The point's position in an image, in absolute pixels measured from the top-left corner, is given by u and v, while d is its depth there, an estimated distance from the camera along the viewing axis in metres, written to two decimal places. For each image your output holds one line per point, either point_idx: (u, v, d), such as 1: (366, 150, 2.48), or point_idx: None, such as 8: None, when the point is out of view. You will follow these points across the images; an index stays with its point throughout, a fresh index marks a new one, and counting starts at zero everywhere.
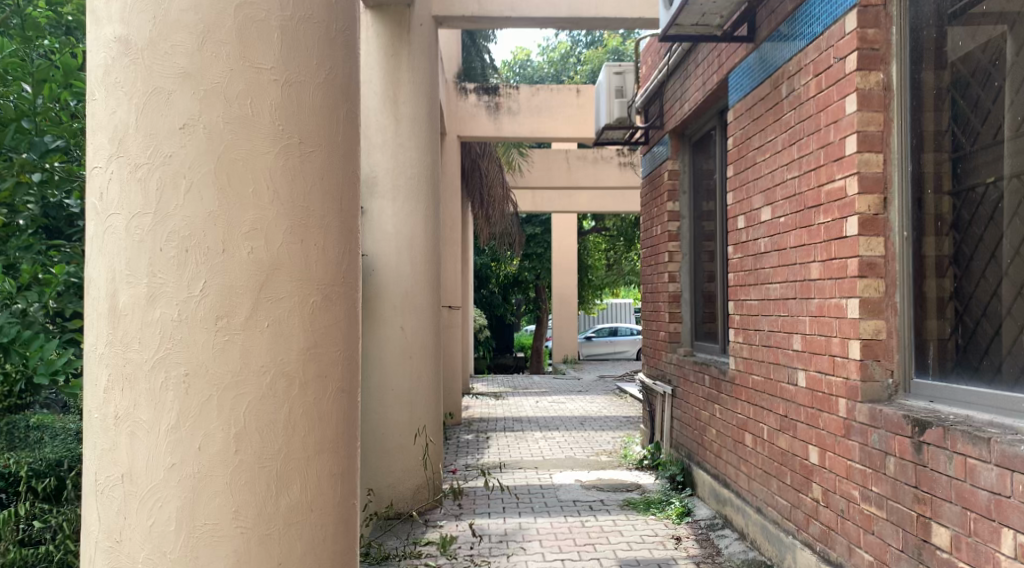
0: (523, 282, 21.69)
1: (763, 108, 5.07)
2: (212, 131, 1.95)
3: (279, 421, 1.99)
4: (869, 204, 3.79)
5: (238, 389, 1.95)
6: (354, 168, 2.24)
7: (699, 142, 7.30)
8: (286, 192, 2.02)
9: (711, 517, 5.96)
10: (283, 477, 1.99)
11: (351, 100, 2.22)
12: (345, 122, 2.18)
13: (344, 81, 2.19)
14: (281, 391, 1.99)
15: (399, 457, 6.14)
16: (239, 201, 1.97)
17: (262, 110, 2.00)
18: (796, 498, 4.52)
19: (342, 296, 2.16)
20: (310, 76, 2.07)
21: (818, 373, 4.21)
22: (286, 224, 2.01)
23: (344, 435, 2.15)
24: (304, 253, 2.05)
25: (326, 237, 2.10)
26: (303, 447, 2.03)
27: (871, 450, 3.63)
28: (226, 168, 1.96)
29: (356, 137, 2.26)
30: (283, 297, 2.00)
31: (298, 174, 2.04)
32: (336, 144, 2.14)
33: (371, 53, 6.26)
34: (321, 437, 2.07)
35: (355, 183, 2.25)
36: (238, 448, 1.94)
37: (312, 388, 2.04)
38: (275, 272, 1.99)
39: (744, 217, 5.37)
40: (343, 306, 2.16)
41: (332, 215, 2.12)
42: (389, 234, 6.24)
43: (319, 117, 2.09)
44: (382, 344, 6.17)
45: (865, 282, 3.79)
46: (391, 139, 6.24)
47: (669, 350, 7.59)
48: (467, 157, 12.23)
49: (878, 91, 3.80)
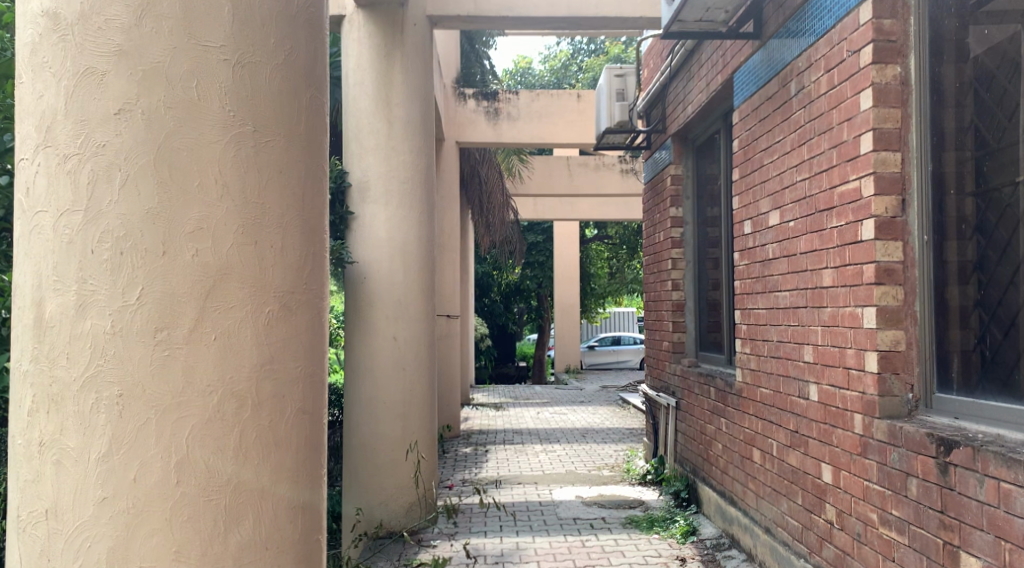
0: (525, 291, 21.45)
1: (770, 108, 4.83)
2: (151, 117, 1.71)
3: (229, 447, 1.75)
4: (885, 206, 3.55)
5: (180, 412, 1.70)
6: (320, 159, 2.01)
7: (703, 145, 7.07)
8: (238, 188, 1.78)
9: (717, 537, 5.70)
10: (233, 513, 1.76)
11: (317, 85, 1.99)
12: (309, 110, 1.95)
13: (307, 63, 1.95)
14: (230, 414, 1.75)
15: (391, 473, 5.90)
16: (182, 197, 1.72)
17: (210, 94, 1.76)
18: (808, 519, 4.27)
19: (305, 303, 1.92)
20: (266, 58, 1.84)
21: (831, 386, 3.97)
22: (236, 224, 1.78)
23: (306, 461, 1.92)
24: (258, 256, 1.81)
25: (284, 239, 1.86)
26: (257, 478, 1.79)
27: (890, 471, 3.38)
28: (166, 160, 1.72)
29: (322, 124, 2.02)
30: (233, 306, 1.77)
31: (253, 168, 1.81)
32: (299, 133, 1.91)
33: (363, 53, 6.03)
34: (278, 466, 1.83)
35: (320, 179, 2.01)
36: (179, 479, 1.70)
37: (266, 410, 1.81)
38: (223, 278, 1.76)
39: (751, 223, 5.13)
40: (306, 316, 1.93)
41: (293, 214, 1.89)
42: (382, 240, 6.01)
43: (277, 103, 1.86)
44: (373, 355, 5.93)
45: (882, 290, 3.54)
46: (384, 142, 6.01)
47: (673, 361, 7.34)
48: (466, 164, 12.01)
49: (895, 86, 3.55)
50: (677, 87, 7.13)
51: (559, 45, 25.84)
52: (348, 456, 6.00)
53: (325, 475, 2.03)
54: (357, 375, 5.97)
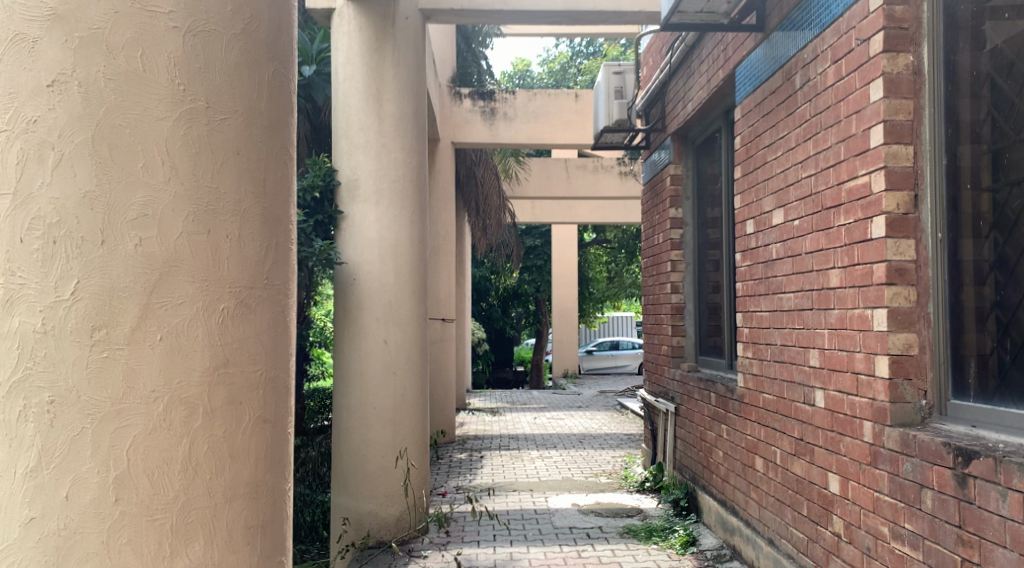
0: (523, 295, 21.26)
1: (773, 102, 4.65)
2: (89, 90, 1.52)
3: (177, 460, 1.57)
4: (897, 202, 3.36)
5: (121, 420, 1.52)
6: (282, 139, 1.83)
7: (703, 144, 6.90)
8: (189, 169, 1.60)
9: (718, 548, 5.51)
10: (182, 536, 1.58)
11: (277, 58, 1.81)
12: (271, 88, 1.79)
13: (265, 34, 1.77)
14: (179, 422, 1.57)
15: (381, 482, 5.71)
16: (124, 179, 1.54)
17: (158, 63, 1.58)
18: (814, 531, 4.08)
19: (264, 300, 1.74)
20: (222, 27, 1.67)
21: (838, 392, 3.79)
22: (187, 211, 1.60)
23: (266, 475, 1.74)
24: (211, 247, 1.63)
25: (241, 227, 1.69)
26: (210, 494, 1.62)
27: (903, 482, 3.19)
28: (106, 138, 1.53)
29: (284, 102, 1.84)
30: (181, 302, 1.58)
31: (205, 148, 1.63)
32: (256, 109, 1.73)
33: (353, 47, 5.85)
34: (233, 481, 1.66)
35: (284, 164, 1.84)
36: (119, 495, 1.51)
37: (220, 418, 1.63)
38: (171, 270, 1.57)
39: (754, 222, 4.95)
40: (266, 313, 1.75)
41: (251, 201, 1.71)
42: (372, 240, 5.83)
43: (234, 79, 1.69)
44: (363, 359, 5.75)
45: (894, 291, 3.35)
46: (374, 138, 5.83)
47: (672, 365, 7.16)
48: (463, 165, 11.81)
49: (907, 76, 3.37)
50: (676, 85, 6.96)
51: (558, 47, 25.66)
52: (338, 464, 5.81)
53: (289, 492, 1.86)
54: (346, 380, 5.79)
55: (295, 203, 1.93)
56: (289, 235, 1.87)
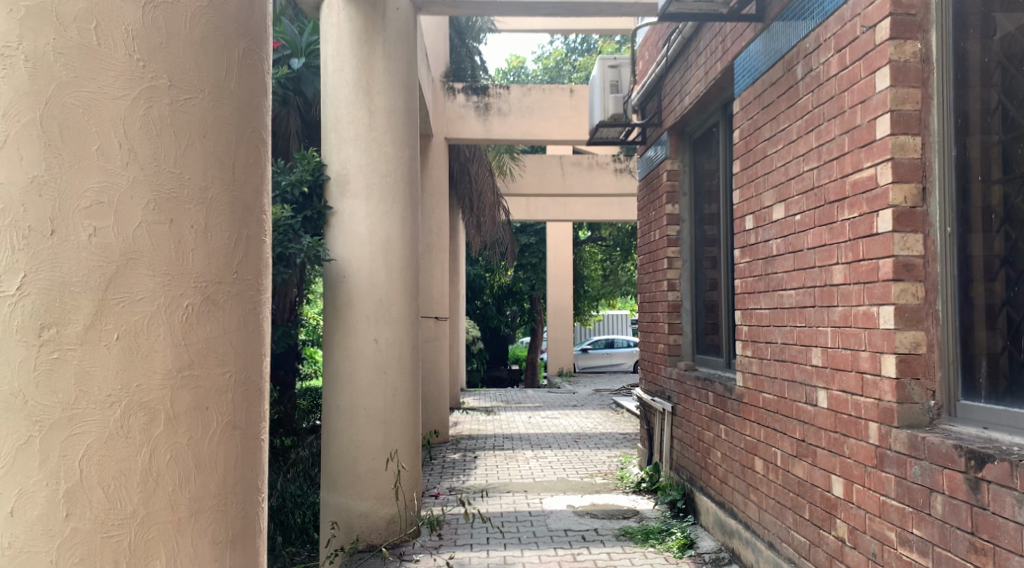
0: (518, 292, 21.13)
1: (773, 94, 4.53)
2: (42, 83, 1.57)
3: (137, 461, 1.62)
4: (905, 195, 3.24)
5: (77, 421, 1.57)
6: (251, 143, 1.87)
7: (700, 139, 6.77)
8: (146, 171, 1.65)
9: (716, 551, 5.39)
10: (143, 537, 1.62)
11: (243, 60, 1.86)
12: (237, 89, 1.83)
13: (229, 35, 1.82)
14: (138, 425, 1.62)
15: (371, 484, 5.58)
16: (78, 178, 1.58)
17: (114, 63, 1.63)
18: (817, 535, 3.96)
19: (230, 305, 1.79)
20: (183, 30, 1.72)
21: (842, 392, 3.66)
22: (144, 211, 1.64)
23: (234, 483, 1.79)
24: (170, 248, 1.68)
25: (205, 230, 1.74)
26: (173, 497, 1.66)
27: (911, 486, 3.07)
28: (58, 130, 1.57)
29: (252, 102, 1.88)
30: (140, 303, 1.63)
31: (163, 148, 1.68)
32: (220, 111, 1.77)
33: (343, 39, 5.70)
34: (198, 487, 1.71)
35: (254, 165, 1.89)
36: (75, 491, 1.56)
37: (182, 421, 1.68)
38: (127, 269, 1.62)
39: (753, 217, 4.83)
40: (234, 319, 1.80)
41: (215, 203, 1.76)
42: (362, 237, 5.69)
43: (196, 83, 1.74)
44: (353, 357, 5.62)
45: (901, 287, 3.23)
46: (365, 132, 5.70)
47: (669, 364, 7.03)
48: (456, 161, 11.67)
49: (915, 64, 3.25)
50: (673, 79, 6.84)
51: (553, 45, 25.51)
52: (327, 466, 5.67)
53: (261, 500, 1.91)
54: (336, 380, 5.65)
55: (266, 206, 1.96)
56: (261, 240, 1.92)
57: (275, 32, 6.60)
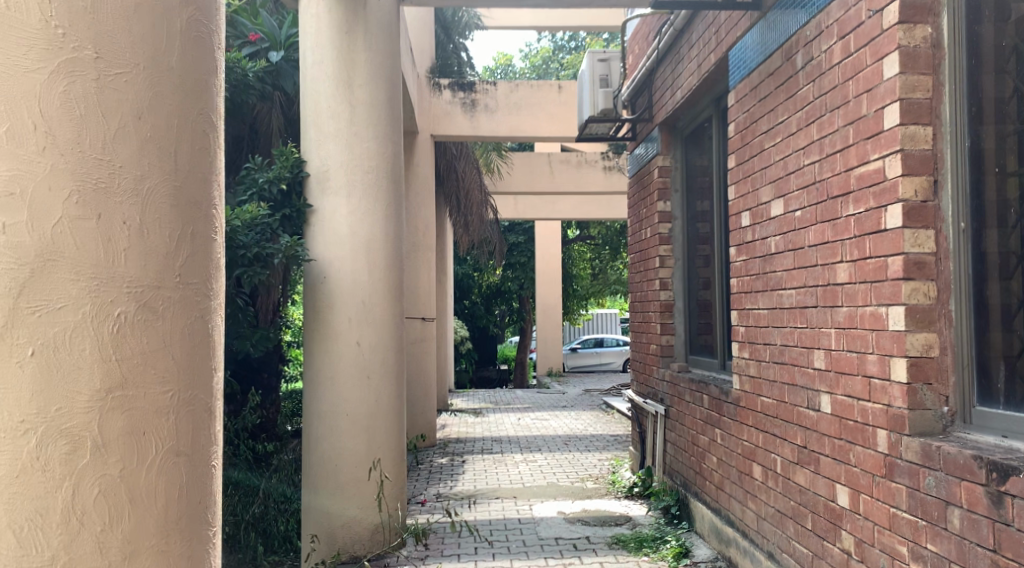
0: (506, 292, 20.94)
1: (771, 85, 4.33)
2: None
3: (61, 487, 1.60)
4: (915, 188, 3.05)
5: None
6: (193, 143, 1.85)
7: (692, 133, 6.59)
8: (66, 179, 1.63)
9: (712, 561, 5.21)
10: (71, 559, 1.61)
11: (182, 57, 1.83)
12: (178, 95, 1.81)
13: (162, 31, 1.79)
14: (61, 450, 1.60)
15: (354, 493, 5.38)
16: None
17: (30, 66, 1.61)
18: (820, 547, 3.78)
19: (169, 319, 1.77)
20: (112, 35, 1.70)
21: (848, 397, 3.48)
22: (62, 221, 1.62)
23: (176, 516, 1.78)
24: (94, 254, 1.65)
25: (140, 244, 1.72)
26: (101, 523, 1.65)
27: (924, 498, 2.89)
28: None
29: (193, 100, 1.86)
30: (61, 319, 1.61)
31: (85, 150, 1.65)
32: (152, 112, 1.75)
33: (322, 30, 5.49)
34: (135, 521, 1.70)
35: (199, 172, 1.87)
36: None
37: (114, 447, 1.66)
38: (42, 282, 1.59)
39: (749, 213, 4.64)
40: (175, 330, 1.78)
41: (151, 214, 1.74)
42: (344, 236, 5.48)
43: (127, 90, 1.72)
44: (334, 362, 5.41)
45: (912, 286, 3.04)
46: (345, 127, 5.49)
47: (661, 366, 6.85)
48: (442, 159, 11.45)
49: (925, 49, 3.06)
50: (664, 72, 6.64)
51: (540, 43, 25.31)
52: (308, 474, 5.46)
53: (211, 533, 1.90)
54: (317, 385, 5.44)
55: (217, 215, 1.95)
56: (209, 245, 1.91)
57: (252, 25, 6.36)
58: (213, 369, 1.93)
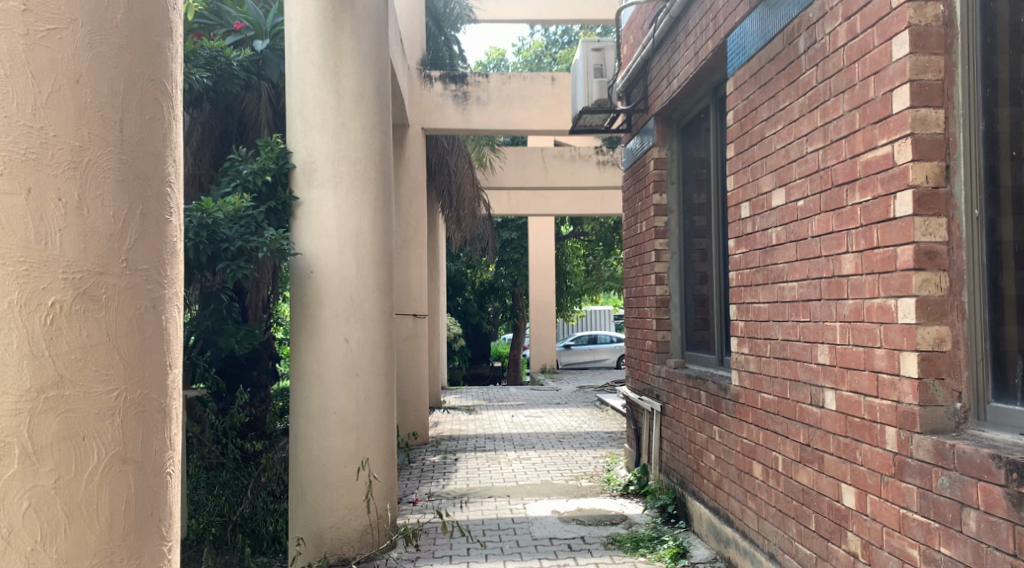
0: (499, 288, 20.77)
1: (771, 71, 4.19)
2: None
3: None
4: (926, 174, 2.90)
5: None
6: (141, 111, 1.88)
7: (688, 124, 6.44)
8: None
9: (711, 561, 5.07)
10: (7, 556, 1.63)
11: (128, 23, 1.87)
12: (127, 92, 1.85)
13: (106, 16, 1.83)
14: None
15: (342, 494, 5.23)
16: None
17: None
18: (825, 548, 3.65)
19: (114, 309, 1.80)
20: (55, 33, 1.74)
21: (854, 393, 3.34)
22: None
23: (123, 515, 1.80)
24: (25, 234, 1.68)
25: (85, 243, 1.75)
26: (40, 523, 1.67)
27: (937, 499, 2.76)
28: None
29: (143, 74, 1.90)
30: None
31: (16, 123, 1.68)
32: (92, 77, 1.78)
33: (308, 17, 5.33)
34: (78, 519, 1.72)
35: (149, 167, 1.91)
36: None
37: (54, 445, 1.69)
38: None
39: (749, 204, 4.50)
40: (121, 324, 1.81)
41: (96, 210, 1.78)
42: (331, 229, 5.32)
43: (72, 89, 1.76)
44: (322, 359, 5.26)
45: (923, 277, 2.90)
46: (332, 117, 5.33)
47: (657, 362, 6.70)
48: (434, 153, 11.28)
49: (937, 28, 2.90)
50: (660, 62, 6.51)
51: (532, 37, 25.11)
52: (295, 474, 5.32)
53: (161, 535, 1.92)
54: (304, 382, 5.29)
55: (170, 210, 1.99)
56: (161, 221, 1.95)
57: (237, 13, 6.19)
58: (165, 373, 1.95)
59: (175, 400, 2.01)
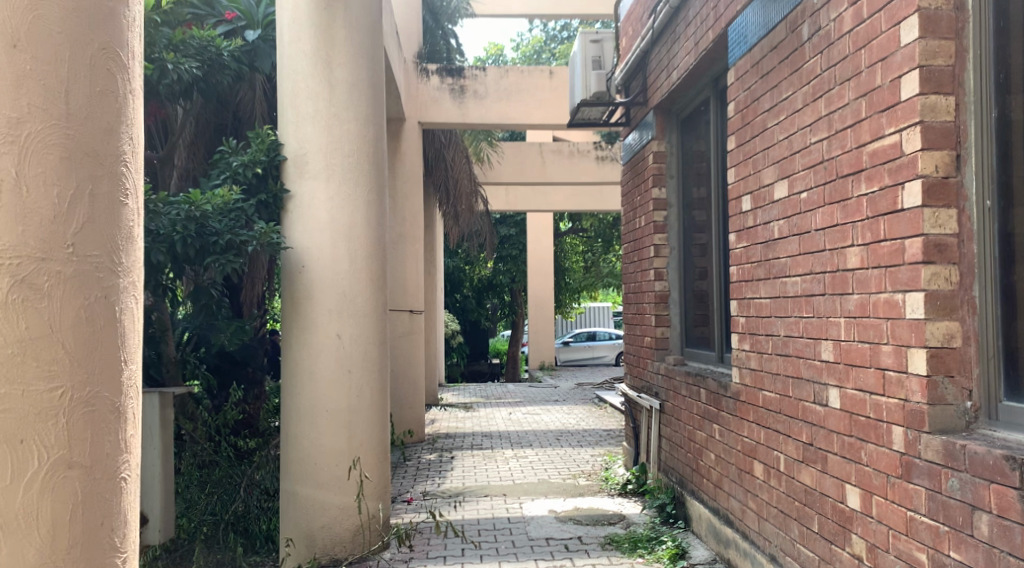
0: (497, 285, 20.64)
1: (774, 60, 4.08)
2: None
3: None
4: (935, 163, 2.80)
5: None
6: (91, 84, 2.00)
7: (689, 117, 6.33)
8: None
9: (710, 562, 4.97)
10: None
11: (77, 25, 1.99)
12: (81, 94, 1.98)
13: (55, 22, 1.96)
14: None
15: (334, 494, 5.13)
16: None
17: None
18: (828, 550, 3.54)
19: (58, 302, 1.93)
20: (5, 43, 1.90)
21: (859, 391, 3.23)
22: None
23: (70, 503, 1.92)
24: None
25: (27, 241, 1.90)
26: None
27: (946, 501, 2.66)
28: None
29: (100, 76, 2.02)
30: None
31: None
32: (29, 41, 1.92)
33: (300, 6, 5.22)
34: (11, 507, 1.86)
35: (109, 167, 2.03)
36: None
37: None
38: None
39: (751, 197, 4.39)
40: (67, 318, 1.94)
41: (43, 210, 1.92)
42: (323, 222, 5.21)
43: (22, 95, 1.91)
44: (313, 354, 5.16)
45: (932, 271, 2.79)
46: (324, 108, 5.22)
47: (656, 358, 6.60)
48: (430, 148, 11.16)
49: (948, 11, 2.79)
50: (659, 54, 6.40)
51: (531, 32, 24.95)
52: (287, 473, 5.22)
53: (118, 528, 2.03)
54: (296, 379, 5.20)
55: (133, 208, 2.11)
56: (114, 202, 2.04)
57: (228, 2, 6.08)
58: (120, 377, 2.05)
59: (133, 405, 2.10)
